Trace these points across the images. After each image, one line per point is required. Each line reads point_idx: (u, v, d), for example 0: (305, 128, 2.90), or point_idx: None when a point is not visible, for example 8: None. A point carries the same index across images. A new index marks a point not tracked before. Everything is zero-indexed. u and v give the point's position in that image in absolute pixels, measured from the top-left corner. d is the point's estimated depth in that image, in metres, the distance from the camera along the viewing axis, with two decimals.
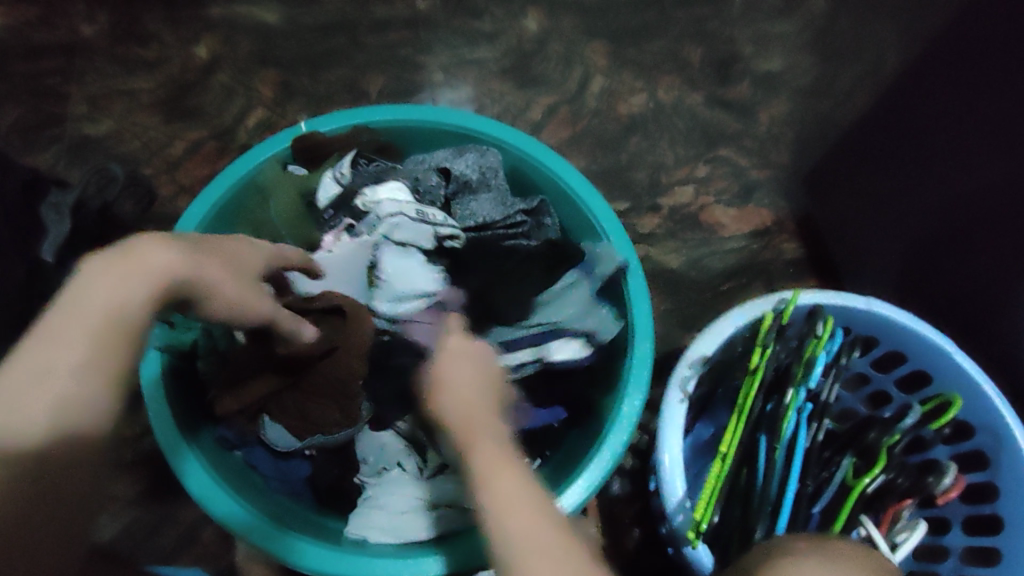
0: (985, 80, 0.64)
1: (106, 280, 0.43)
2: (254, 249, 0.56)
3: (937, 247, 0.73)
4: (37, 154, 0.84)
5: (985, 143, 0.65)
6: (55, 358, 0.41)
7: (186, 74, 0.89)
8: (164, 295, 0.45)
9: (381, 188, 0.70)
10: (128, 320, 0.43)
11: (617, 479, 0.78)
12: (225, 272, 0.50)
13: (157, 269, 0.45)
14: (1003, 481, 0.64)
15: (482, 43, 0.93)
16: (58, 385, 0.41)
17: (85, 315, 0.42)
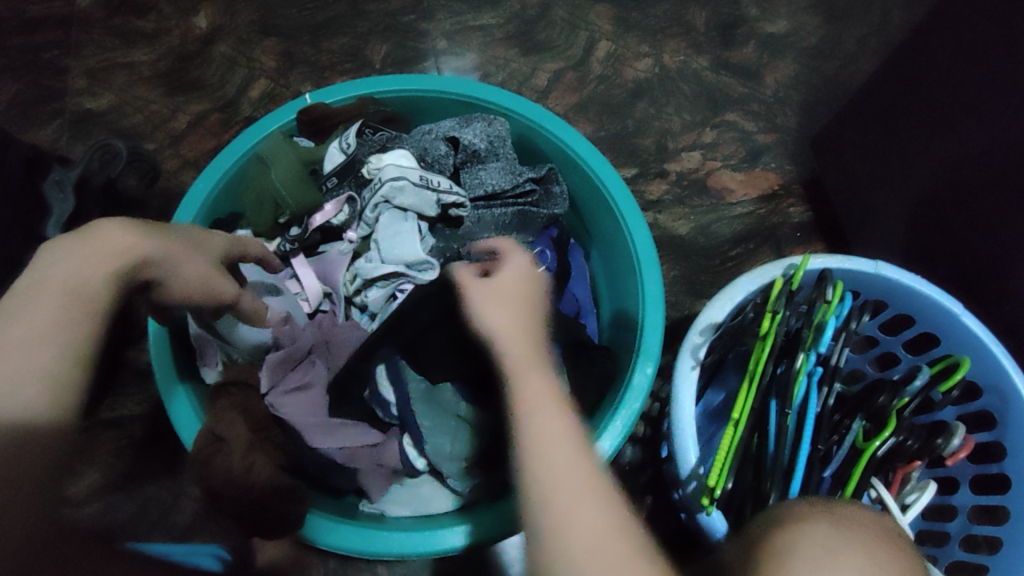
0: (990, 38, 0.64)
1: (68, 255, 0.46)
2: (213, 240, 0.58)
3: (937, 210, 0.74)
4: (38, 130, 0.82)
5: (990, 102, 0.65)
6: (37, 312, 0.42)
7: (186, 45, 0.88)
8: (121, 269, 0.47)
9: (387, 155, 0.71)
10: (90, 289, 0.45)
11: (629, 447, 0.81)
12: (180, 249, 0.52)
13: (117, 245, 0.47)
14: (1011, 440, 0.65)
15: (485, 8, 0.92)
16: (14, 355, 0.40)
17: (45, 289, 0.44)
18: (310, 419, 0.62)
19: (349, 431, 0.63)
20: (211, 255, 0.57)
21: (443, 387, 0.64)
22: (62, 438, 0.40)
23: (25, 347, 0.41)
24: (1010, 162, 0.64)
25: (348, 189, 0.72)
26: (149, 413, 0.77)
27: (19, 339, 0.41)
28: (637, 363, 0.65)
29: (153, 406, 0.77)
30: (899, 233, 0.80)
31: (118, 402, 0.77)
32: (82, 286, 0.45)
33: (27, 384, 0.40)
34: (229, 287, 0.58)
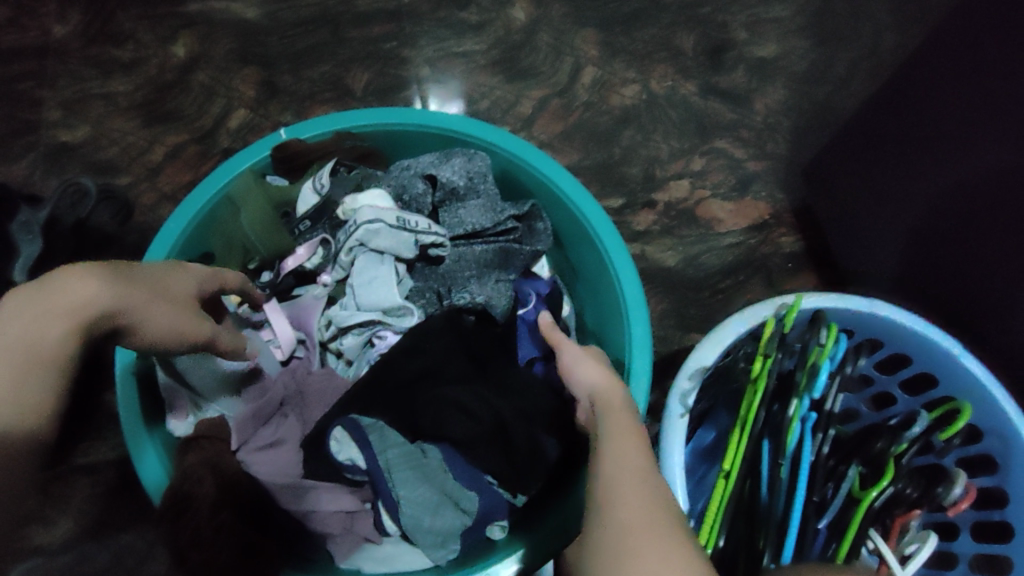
0: (988, 73, 0.62)
1: (25, 315, 0.39)
2: (183, 282, 0.52)
3: (934, 246, 0.72)
4: (11, 165, 0.80)
5: (990, 138, 0.63)
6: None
7: (163, 74, 0.86)
8: (85, 328, 0.41)
9: (363, 195, 0.71)
10: (49, 362, 0.39)
11: None
12: (151, 299, 0.46)
13: (79, 297, 0.41)
14: (1013, 487, 0.63)
15: (468, 34, 0.90)
16: None
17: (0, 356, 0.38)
18: (284, 478, 0.63)
19: (331, 493, 0.62)
20: (180, 294, 0.51)
21: (431, 453, 0.62)
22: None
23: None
24: (1011, 200, 0.62)
25: (323, 231, 0.72)
26: (123, 458, 0.75)
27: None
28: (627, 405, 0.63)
29: (127, 450, 0.75)
30: (894, 266, 0.78)
31: (92, 446, 0.75)
32: (43, 347, 0.39)
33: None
34: (201, 327, 0.52)
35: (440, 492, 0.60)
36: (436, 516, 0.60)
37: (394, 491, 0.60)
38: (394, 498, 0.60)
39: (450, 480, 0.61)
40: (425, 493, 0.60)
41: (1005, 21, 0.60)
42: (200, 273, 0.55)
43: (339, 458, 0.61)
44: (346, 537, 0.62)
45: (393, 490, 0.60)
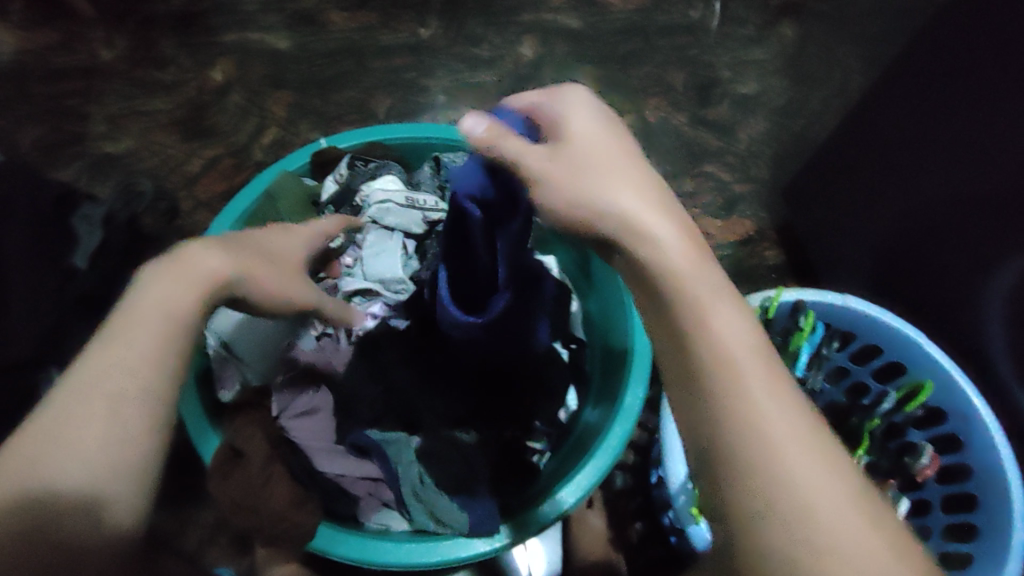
0: (929, 100, 0.70)
1: (164, 282, 0.50)
2: (286, 249, 0.61)
3: (899, 254, 0.81)
4: (60, 170, 0.88)
5: (933, 158, 0.72)
6: (136, 330, 0.48)
7: (202, 95, 0.94)
8: (209, 294, 0.52)
9: (376, 180, 0.77)
10: (180, 317, 0.49)
11: (620, 475, 0.84)
12: (261, 268, 0.56)
13: (207, 267, 0.52)
14: (976, 461, 0.70)
15: (481, 67, 1.00)
16: (111, 378, 0.45)
17: (144, 311, 0.49)
18: (317, 442, 0.68)
19: (351, 460, 0.67)
20: (287, 262, 0.61)
21: (428, 481, 0.65)
22: (135, 462, 0.44)
23: (114, 366, 0.46)
24: (958, 211, 0.70)
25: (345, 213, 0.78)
26: None
27: (112, 357, 0.46)
28: (632, 376, 0.68)
29: None
30: (868, 274, 0.86)
31: None
32: (179, 307, 0.50)
33: (111, 412, 0.44)
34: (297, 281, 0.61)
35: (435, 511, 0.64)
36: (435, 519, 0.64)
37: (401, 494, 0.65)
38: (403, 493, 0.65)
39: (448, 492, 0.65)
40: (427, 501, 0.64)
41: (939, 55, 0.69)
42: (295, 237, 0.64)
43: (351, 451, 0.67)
44: (368, 500, 0.67)
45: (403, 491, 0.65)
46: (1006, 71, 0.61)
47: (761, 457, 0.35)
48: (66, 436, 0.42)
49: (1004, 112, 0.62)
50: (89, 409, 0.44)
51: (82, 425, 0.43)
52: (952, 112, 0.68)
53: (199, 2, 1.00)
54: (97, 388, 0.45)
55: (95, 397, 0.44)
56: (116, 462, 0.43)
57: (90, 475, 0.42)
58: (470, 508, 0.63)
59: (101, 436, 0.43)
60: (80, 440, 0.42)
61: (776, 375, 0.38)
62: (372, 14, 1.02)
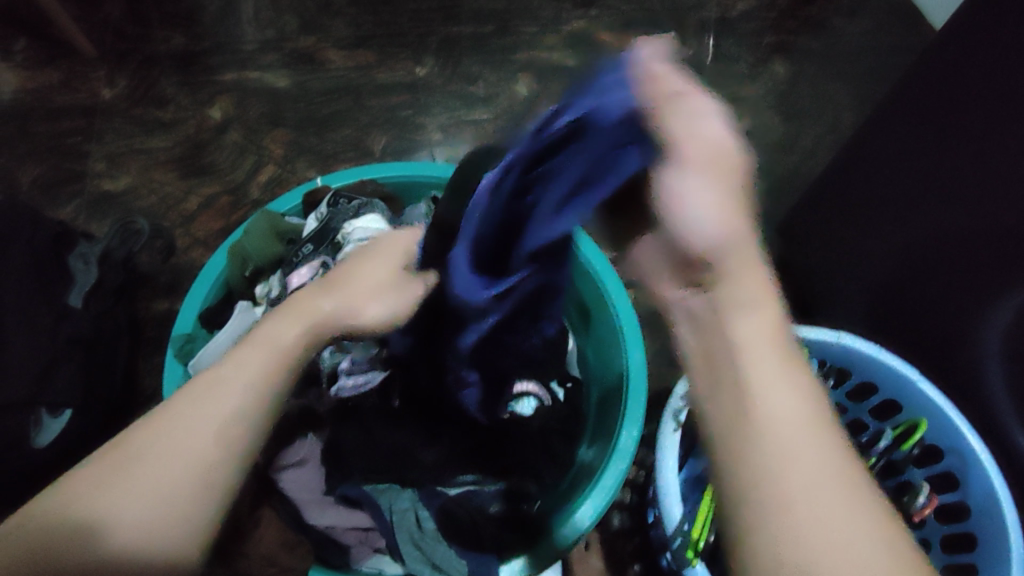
0: (919, 137, 0.71)
1: (278, 321, 0.52)
2: (397, 283, 0.57)
3: (895, 294, 0.80)
4: (58, 208, 0.89)
5: (928, 199, 0.72)
6: (232, 376, 0.48)
7: (200, 133, 0.95)
8: (311, 331, 0.52)
9: (358, 220, 0.74)
10: (282, 353, 0.50)
11: (616, 513, 0.83)
12: (358, 302, 0.55)
13: (313, 307, 0.53)
14: (976, 500, 0.69)
15: (477, 104, 1.01)
16: (210, 404, 0.46)
17: (257, 346, 0.50)
18: (309, 494, 0.67)
19: (342, 512, 0.67)
20: (385, 287, 0.56)
21: (426, 525, 0.65)
22: (180, 496, 0.43)
23: (205, 405, 0.46)
24: (953, 250, 0.70)
25: (323, 253, 0.74)
26: None
27: (206, 398, 0.47)
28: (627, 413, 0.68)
29: None
30: (863, 310, 0.86)
31: None
32: (280, 362, 0.50)
33: (190, 449, 0.45)
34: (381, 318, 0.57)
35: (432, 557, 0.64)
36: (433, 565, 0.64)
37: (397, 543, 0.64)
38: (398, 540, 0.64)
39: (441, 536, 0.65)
40: (425, 547, 0.64)
41: (922, 90, 0.69)
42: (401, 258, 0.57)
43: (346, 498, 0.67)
44: (360, 548, 0.67)
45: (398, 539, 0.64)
46: (998, 116, 0.61)
47: (770, 511, 0.36)
48: (141, 456, 0.44)
49: (996, 155, 0.62)
50: (174, 441, 0.45)
51: (159, 453, 0.44)
52: (944, 151, 0.68)
53: (199, 41, 1.01)
54: (183, 424, 0.45)
55: (179, 433, 0.45)
56: (179, 495, 0.43)
57: (150, 500, 0.43)
58: (470, 556, 0.64)
59: (173, 467, 0.44)
60: (152, 464, 0.43)
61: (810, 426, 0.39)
62: (370, 53, 1.03)
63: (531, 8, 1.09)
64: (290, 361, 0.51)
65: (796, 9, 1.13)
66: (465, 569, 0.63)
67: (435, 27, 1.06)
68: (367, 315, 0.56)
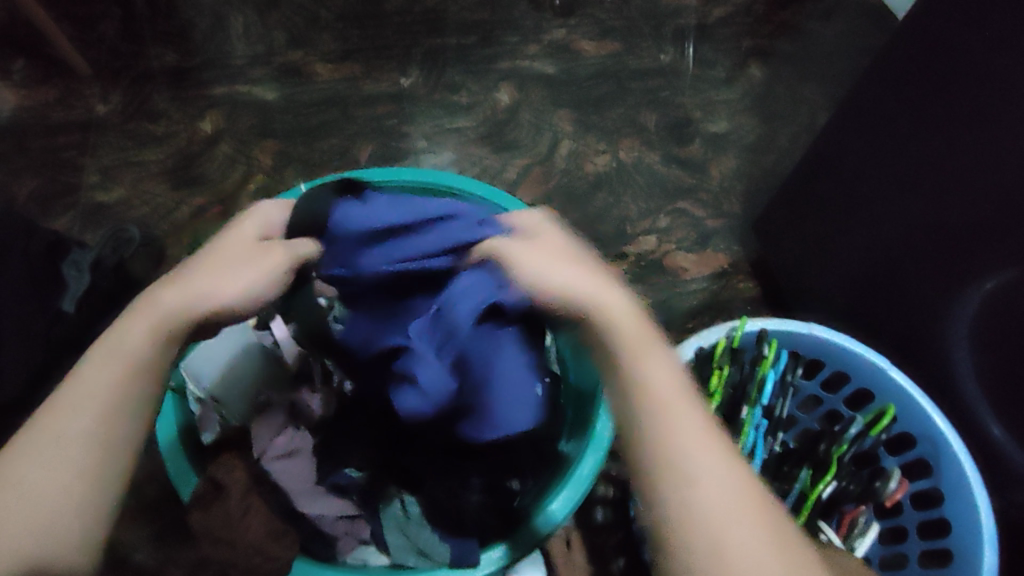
0: (880, 132, 0.73)
1: (132, 321, 0.50)
2: (264, 258, 0.53)
3: (869, 289, 0.81)
4: (54, 220, 0.92)
5: (892, 193, 0.74)
6: (89, 389, 0.49)
7: (192, 146, 0.99)
8: (157, 324, 0.50)
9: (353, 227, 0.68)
10: (133, 352, 0.49)
11: (599, 507, 0.84)
12: (206, 282, 0.51)
13: (158, 302, 0.50)
14: (946, 486, 0.71)
15: (459, 113, 1.04)
16: (79, 413, 0.48)
17: (117, 349, 0.50)
18: (301, 484, 0.68)
19: (332, 501, 0.68)
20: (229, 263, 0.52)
21: (412, 513, 0.67)
22: (77, 494, 0.47)
23: (71, 425, 0.48)
24: (920, 242, 0.72)
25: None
26: (143, 481, 0.83)
27: (70, 417, 0.48)
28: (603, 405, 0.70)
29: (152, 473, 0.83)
30: (838, 305, 0.87)
31: None
32: (134, 361, 0.49)
33: (70, 473, 0.47)
34: (251, 289, 0.52)
35: (419, 544, 0.66)
36: (421, 549, 0.65)
37: (386, 534, 0.66)
38: (387, 529, 0.66)
39: (426, 523, 0.66)
40: (414, 535, 0.66)
41: (883, 86, 0.71)
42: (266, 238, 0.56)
43: (342, 486, 0.68)
44: (346, 539, 0.68)
45: (387, 529, 0.66)
46: (954, 108, 0.63)
47: (666, 451, 0.44)
48: (22, 490, 0.46)
49: (955, 147, 0.64)
50: (53, 445, 0.47)
51: (40, 483, 0.46)
52: (904, 148, 0.70)
53: (191, 57, 1.04)
54: (50, 449, 0.47)
55: (50, 460, 0.47)
56: (74, 515, 0.46)
57: (45, 529, 0.45)
58: (453, 542, 0.65)
59: (59, 492, 0.46)
60: (31, 476, 0.46)
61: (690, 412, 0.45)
62: (356, 66, 1.06)
63: (513, 18, 1.12)
64: (143, 355, 0.50)
65: (772, 14, 1.16)
66: (449, 554, 0.64)
67: (420, 39, 1.10)
68: (217, 287, 0.51)
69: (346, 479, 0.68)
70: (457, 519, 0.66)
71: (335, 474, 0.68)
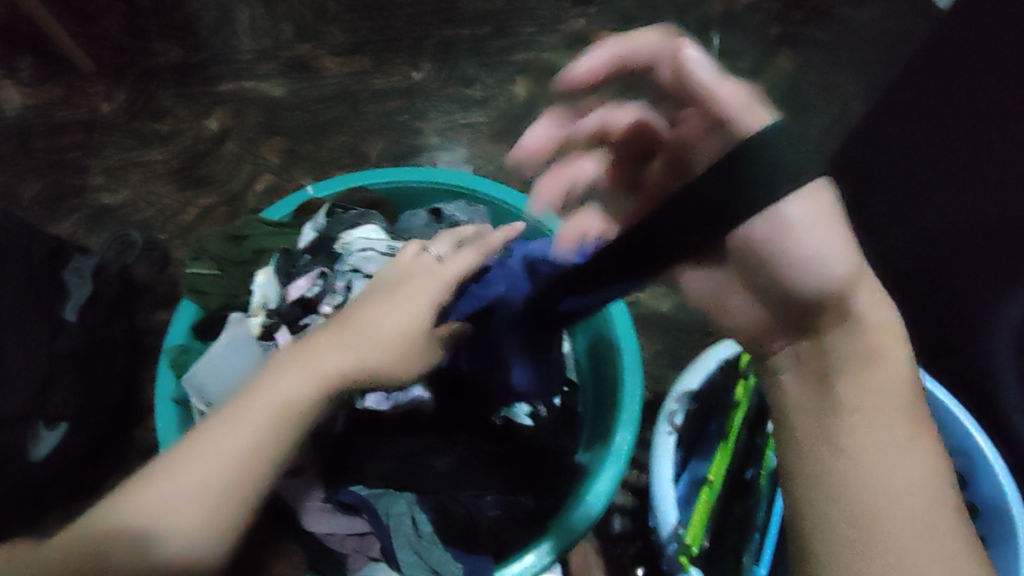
0: (922, 123, 0.68)
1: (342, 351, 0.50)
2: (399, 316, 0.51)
3: (913, 293, 0.76)
4: (58, 224, 0.90)
5: (932, 185, 0.69)
6: (269, 388, 0.50)
7: (198, 144, 0.96)
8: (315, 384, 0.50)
9: (357, 229, 0.69)
10: (296, 405, 0.49)
11: (617, 518, 0.79)
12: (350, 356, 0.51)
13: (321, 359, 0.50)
14: (982, 506, 0.66)
15: (474, 107, 1.00)
16: (250, 422, 0.48)
17: (297, 364, 0.50)
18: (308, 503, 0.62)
19: (340, 518, 0.61)
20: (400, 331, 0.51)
21: (422, 527, 0.59)
22: (207, 509, 0.47)
23: (208, 471, 0.47)
24: (962, 245, 0.67)
25: (322, 265, 0.67)
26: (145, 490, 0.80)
27: (225, 432, 0.48)
28: (626, 386, 0.66)
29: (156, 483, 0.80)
30: None
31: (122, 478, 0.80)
32: (280, 394, 0.49)
33: (199, 484, 0.47)
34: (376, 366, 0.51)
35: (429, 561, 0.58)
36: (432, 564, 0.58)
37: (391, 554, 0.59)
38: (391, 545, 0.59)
39: (434, 534, 0.59)
40: (424, 552, 0.58)
41: (925, 76, 0.66)
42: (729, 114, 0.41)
43: (347, 498, 0.61)
44: (355, 556, 0.62)
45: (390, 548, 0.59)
46: (1004, 98, 0.58)
47: (862, 419, 0.42)
48: (159, 487, 0.47)
49: (1004, 143, 0.59)
50: (232, 428, 0.48)
51: (173, 492, 0.47)
52: (949, 144, 0.65)
53: (196, 52, 1.01)
54: (212, 446, 0.48)
55: (209, 448, 0.48)
56: (195, 515, 0.47)
57: (171, 524, 0.47)
58: (466, 560, 0.59)
59: (187, 505, 0.47)
60: (174, 488, 0.47)
61: (924, 441, 0.42)
62: (366, 58, 1.03)
63: (530, 7, 1.08)
64: (301, 410, 0.49)
65: None
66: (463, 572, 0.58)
67: (432, 30, 1.06)
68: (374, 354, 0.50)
69: (345, 491, 0.61)
70: (469, 534, 0.60)
71: (347, 491, 0.61)
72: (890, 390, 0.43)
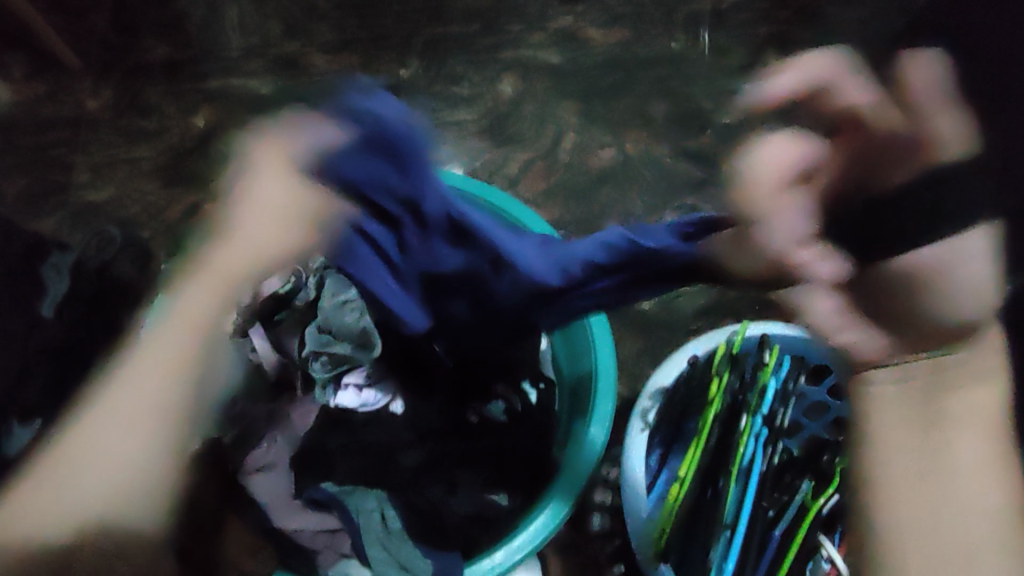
0: None
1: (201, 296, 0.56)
2: (273, 223, 0.56)
3: None
4: (42, 220, 0.92)
5: None
6: (162, 347, 0.54)
7: (183, 142, 0.97)
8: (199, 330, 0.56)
9: None
10: (177, 353, 0.54)
11: (596, 516, 0.79)
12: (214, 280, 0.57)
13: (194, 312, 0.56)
14: None
15: (461, 106, 1.01)
16: (158, 375, 0.52)
17: (173, 325, 0.55)
18: (278, 499, 0.64)
19: (310, 513, 0.63)
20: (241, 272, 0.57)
21: (392, 523, 0.63)
22: (157, 468, 0.51)
23: (160, 432, 0.51)
24: None
25: None
26: None
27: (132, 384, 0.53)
28: (600, 383, 0.67)
29: None
30: None
31: None
32: (174, 348, 0.54)
33: (129, 440, 0.50)
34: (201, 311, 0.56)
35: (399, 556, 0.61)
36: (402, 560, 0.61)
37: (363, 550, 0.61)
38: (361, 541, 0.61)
39: (400, 529, 0.63)
40: (394, 548, 0.61)
41: None
42: (938, 136, 0.43)
43: (320, 495, 0.63)
44: (326, 553, 0.62)
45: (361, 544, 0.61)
46: None
47: (933, 434, 0.44)
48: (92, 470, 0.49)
49: None
50: (142, 386, 0.52)
51: (108, 461, 0.50)
52: None
53: (183, 49, 1.01)
54: (121, 409, 0.51)
55: (131, 408, 0.51)
56: (147, 476, 0.50)
57: (117, 499, 0.49)
58: (436, 556, 0.61)
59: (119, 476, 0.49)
60: (94, 469, 0.49)
61: (993, 460, 0.43)
62: (354, 56, 1.03)
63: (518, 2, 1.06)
64: (178, 352, 0.54)
65: None
66: (431, 568, 0.60)
67: (419, 27, 1.05)
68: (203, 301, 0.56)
69: (315, 486, 0.64)
70: (437, 529, 0.64)
71: (316, 488, 0.64)
72: (979, 415, 0.43)
